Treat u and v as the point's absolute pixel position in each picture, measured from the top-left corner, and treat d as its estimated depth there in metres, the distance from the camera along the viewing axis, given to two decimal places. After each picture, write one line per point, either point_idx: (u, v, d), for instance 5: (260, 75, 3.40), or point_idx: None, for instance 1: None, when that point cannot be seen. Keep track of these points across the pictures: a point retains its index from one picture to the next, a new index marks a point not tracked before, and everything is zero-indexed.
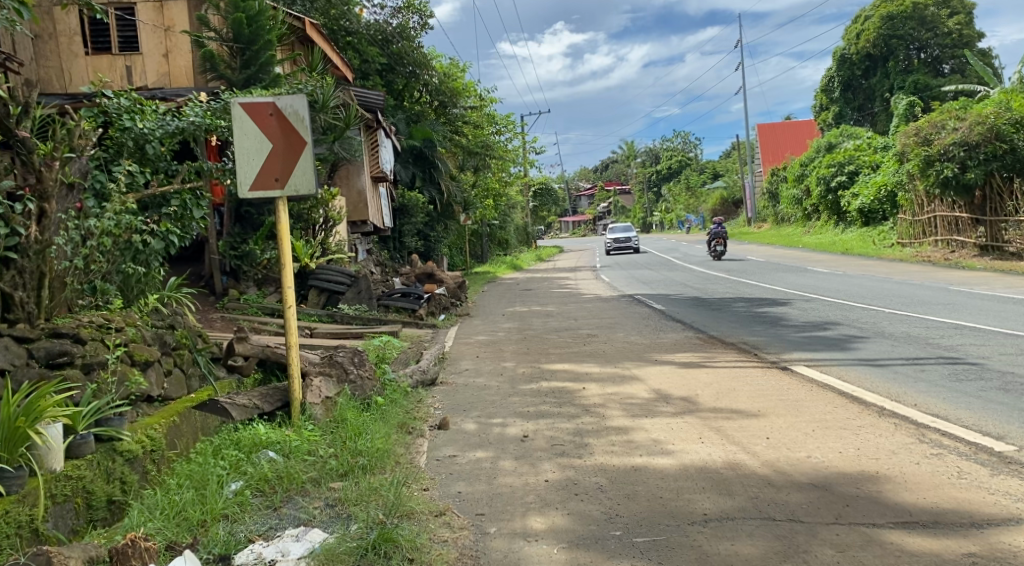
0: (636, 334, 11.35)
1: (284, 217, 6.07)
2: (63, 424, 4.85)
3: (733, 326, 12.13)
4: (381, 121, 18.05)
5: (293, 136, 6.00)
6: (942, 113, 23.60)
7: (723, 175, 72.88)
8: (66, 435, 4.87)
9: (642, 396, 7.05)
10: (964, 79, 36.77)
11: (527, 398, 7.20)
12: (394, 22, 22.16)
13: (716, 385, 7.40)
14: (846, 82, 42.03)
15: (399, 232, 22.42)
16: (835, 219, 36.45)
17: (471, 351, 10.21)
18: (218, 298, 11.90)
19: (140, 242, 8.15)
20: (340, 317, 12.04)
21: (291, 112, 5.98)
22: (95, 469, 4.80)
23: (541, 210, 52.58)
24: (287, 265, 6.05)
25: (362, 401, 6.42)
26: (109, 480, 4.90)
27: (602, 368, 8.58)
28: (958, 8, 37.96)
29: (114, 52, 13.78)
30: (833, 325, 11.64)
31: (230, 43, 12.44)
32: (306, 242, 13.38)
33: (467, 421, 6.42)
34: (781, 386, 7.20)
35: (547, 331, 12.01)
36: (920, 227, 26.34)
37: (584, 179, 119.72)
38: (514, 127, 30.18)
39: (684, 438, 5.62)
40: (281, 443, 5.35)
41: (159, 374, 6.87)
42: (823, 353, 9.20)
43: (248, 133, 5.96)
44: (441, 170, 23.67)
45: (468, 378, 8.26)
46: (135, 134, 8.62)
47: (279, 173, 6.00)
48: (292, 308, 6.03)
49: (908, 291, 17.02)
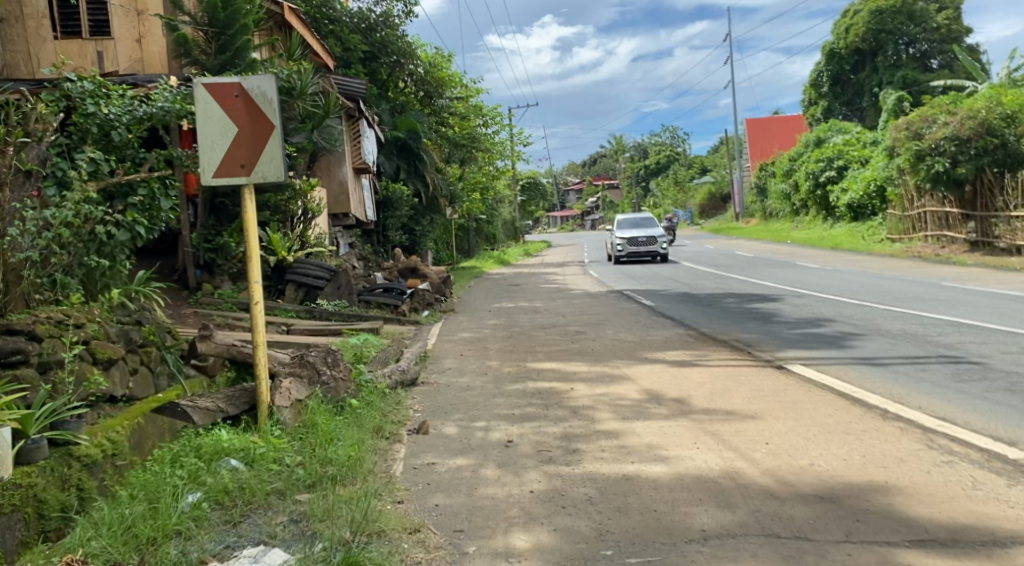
0: (625, 331, 11.00)
1: (251, 206, 5.66)
2: (12, 428, 4.46)
3: (725, 322, 11.80)
4: (364, 111, 17.62)
5: (260, 119, 5.59)
6: (932, 107, 23.36)
7: (711, 169, 72.67)
8: (16, 439, 4.48)
9: (633, 397, 6.67)
10: (953, 74, 36.60)
11: (512, 399, 6.81)
12: (379, 10, 21.73)
13: (710, 386, 7.03)
14: (834, 76, 41.81)
15: (383, 225, 22.04)
16: (823, 214, 36.24)
17: (455, 348, 9.81)
18: (192, 293, 11.48)
19: (104, 233, 7.70)
20: (318, 313, 11.63)
21: (258, 94, 5.58)
22: (47, 476, 4.41)
23: (529, 204, 52.27)
24: (254, 258, 5.64)
25: (335, 404, 6.03)
26: (63, 487, 4.51)
27: (591, 367, 8.22)
28: (946, 3, 37.76)
29: (85, 36, 13.27)
30: (828, 322, 11.32)
31: (205, 28, 12.01)
32: (284, 235, 12.94)
33: (447, 425, 6.03)
34: (778, 387, 6.84)
35: (533, 328, 11.63)
36: (909, 223, 26.16)
37: (571, 173, 119.43)
38: (501, 119, 29.76)
39: (678, 443, 5.25)
40: (244, 450, 4.95)
41: (124, 372, 6.51)
42: (819, 352, 8.85)
43: (212, 116, 5.56)
44: (427, 162, 23.19)
45: (450, 378, 7.88)
46: (100, 120, 8.13)
47: (245, 159, 5.59)
48: (259, 304, 5.62)
49: (900, 287, 16.77)
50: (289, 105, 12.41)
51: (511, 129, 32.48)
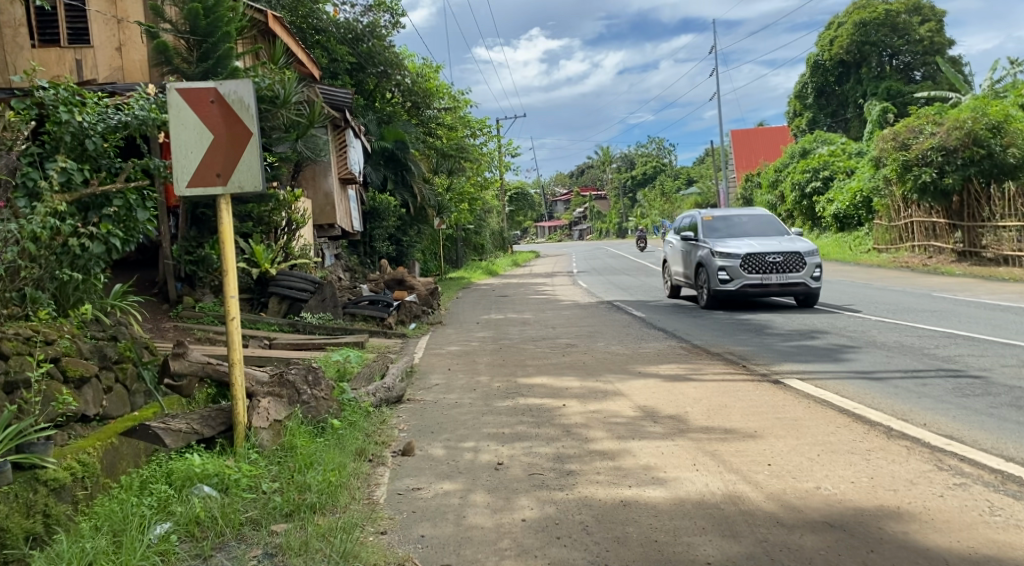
0: (616, 343, 10.74)
1: (228, 217, 5.39)
2: None
3: (717, 334, 11.57)
4: (350, 121, 17.37)
5: (237, 126, 5.32)
6: (919, 118, 23.31)
7: (698, 180, 72.74)
8: None
9: (627, 415, 6.42)
10: (935, 86, 36.70)
11: (501, 417, 6.54)
12: (365, 20, 21.50)
13: (706, 402, 6.79)
14: (819, 88, 41.85)
15: (369, 236, 21.67)
16: (810, 224, 36.19)
17: (442, 363, 9.54)
18: (172, 306, 11.16)
19: (77, 246, 7.35)
20: (302, 327, 11.37)
21: (235, 99, 5.32)
22: (9, 502, 4.22)
23: (517, 214, 52.05)
24: (230, 270, 5.37)
25: (315, 424, 5.76)
26: (28, 513, 4.32)
27: (583, 382, 7.96)
28: (929, 15, 38.01)
29: (63, 44, 12.98)
30: (822, 334, 11.10)
31: (186, 36, 11.72)
32: (267, 246, 12.66)
33: (434, 446, 5.75)
34: (776, 403, 6.61)
35: (522, 341, 11.35)
36: (896, 233, 26.05)
37: (559, 183, 119.20)
38: (488, 130, 29.57)
39: (677, 465, 5.00)
40: (218, 473, 4.69)
41: (97, 391, 6.26)
42: (816, 365, 8.62)
43: (186, 123, 5.29)
44: (414, 173, 22.97)
45: (437, 394, 7.60)
46: (74, 128, 7.76)
47: (221, 167, 5.32)
48: (236, 321, 5.34)
49: (890, 298, 16.61)
50: (272, 114, 12.16)
51: (498, 140, 32.28)
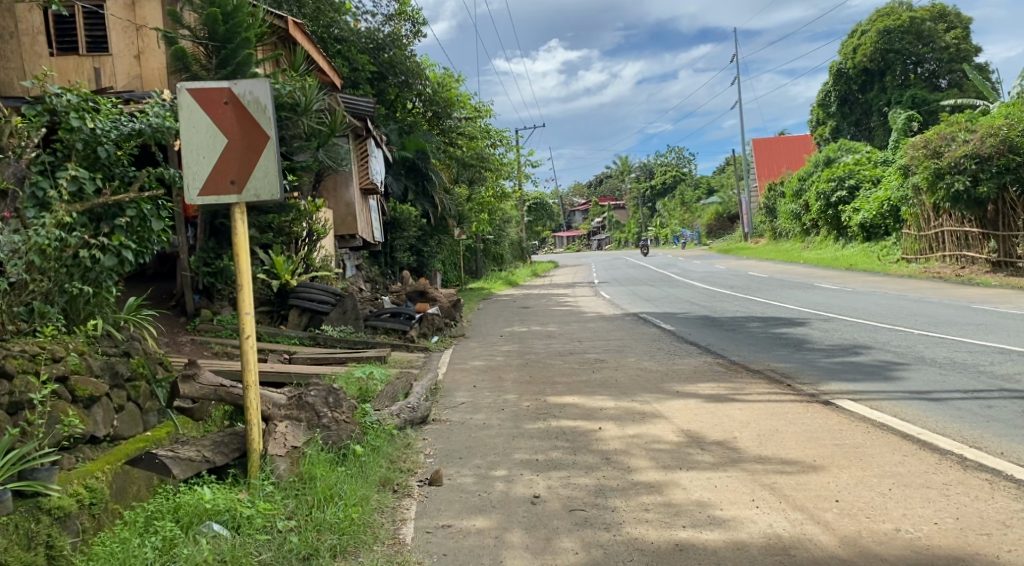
0: (649, 359, 10.26)
1: (243, 228, 4.98)
2: None
3: (753, 350, 11.07)
4: (371, 129, 17.03)
5: (252, 128, 4.92)
6: (951, 125, 22.75)
7: (718, 190, 72.02)
8: None
9: (670, 440, 5.95)
10: (962, 93, 36.00)
11: (534, 442, 6.09)
12: (386, 29, 21.22)
13: (754, 427, 6.30)
14: (842, 96, 41.15)
15: (390, 246, 21.27)
16: (835, 234, 35.49)
17: (467, 379, 9.12)
18: (189, 320, 10.81)
19: (87, 258, 6.99)
20: (323, 340, 10.99)
21: (251, 100, 4.92)
22: (9, 534, 3.99)
23: (536, 225, 51.63)
24: (246, 285, 4.95)
25: (336, 451, 5.30)
26: (30, 545, 4.08)
27: (618, 402, 7.48)
28: (955, 22, 37.34)
29: (81, 52, 12.71)
30: (865, 350, 10.57)
31: (204, 42, 11.41)
32: (287, 257, 12.26)
33: (463, 475, 5.31)
34: (832, 428, 6.13)
35: (549, 356, 10.90)
36: (926, 243, 25.34)
37: (578, 194, 118.57)
38: (508, 141, 29.16)
39: (734, 501, 4.54)
40: (229, 508, 4.32)
41: (108, 410, 5.97)
42: (865, 384, 8.12)
43: (198, 126, 4.90)
44: (435, 183, 22.58)
45: (464, 414, 7.16)
46: (86, 135, 7.41)
47: (235, 174, 4.92)
48: (251, 339, 4.93)
49: (927, 310, 16.04)
50: (293, 122, 11.87)
51: (518, 149, 31.89)
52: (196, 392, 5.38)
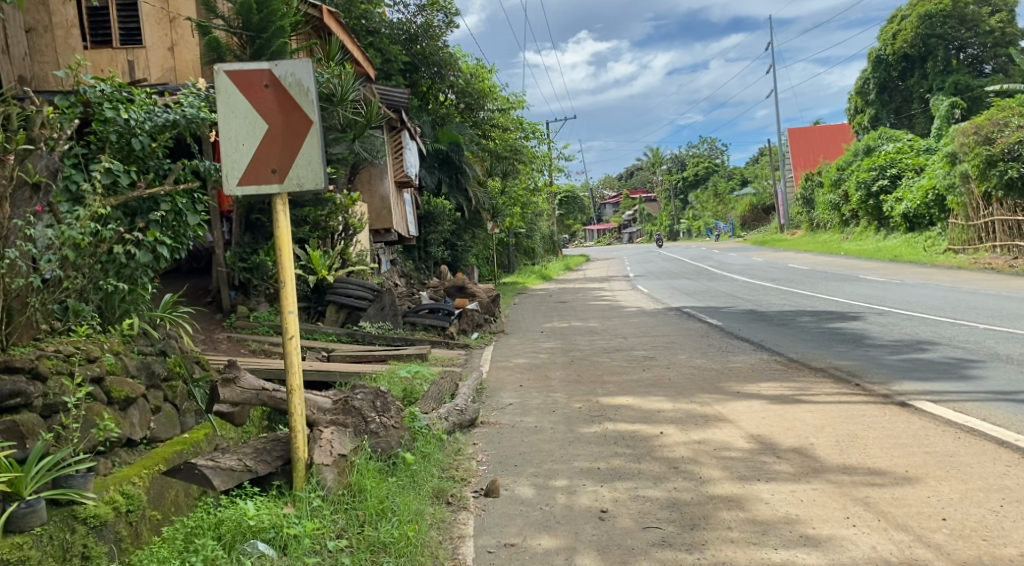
0: (700, 356, 9.79)
1: (285, 220, 4.61)
2: (6, 490, 3.92)
3: (810, 346, 10.56)
4: (406, 121, 16.71)
5: (294, 113, 4.56)
6: (1003, 110, 22.15)
7: (751, 181, 70.87)
8: (9, 503, 3.92)
9: (742, 447, 5.53)
10: (1008, 79, 34.92)
11: (592, 448, 5.68)
12: (419, 20, 20.87)
13: (831, 432, 5.85)
14: (882, 83, 40.00)
15: (424, 240, 20.87)
16: (876, 224, 34.53)
17: (512, 378, 8.72)
18: (226, 316, 10.54)
19: (123, 254, 6.68)
20: (361, 337, 10.66)
21: (292, 83, 4.56)
22: (43, 547, 3.86)
23: (567, 218, 50.93)
24: (289, 281, 4.58)
25: (385, 459, 4.94)
26: (65, 556, 3.97)
27: (677, 404, 7.03)
28: (999, 5, 36.21)
29: (115, 45, 12.46)
30: (932, 346, 10.04)
31: (239, 32, 11.09)
32: (324, 252, 11.94)
33: (521, 485, 4.94)
34: (917, 434, 5.69)
35: (595, 352, 10.47)
36: (975, 233, 24.43)
37: (608, 185, 117.37)
38: (540, 132, 28.63)
39: (825, 519, 4.16)
40: (276, 523, 4.02)
41: (144, 411, 5.73)
42: (941, 384, 7.62)
43: (238, 111, 4.54)
44: (469, 176, 22.00)
45: (513, 416, 6.77)
46: (119, 126, 7.11)
47: (277, 162, 4.56)
48: (296, 341, 4.57)
49: (985, 302, 15.40)
50: (329, 112, 11.56)
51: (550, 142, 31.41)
52: (236, 396, 4.99)
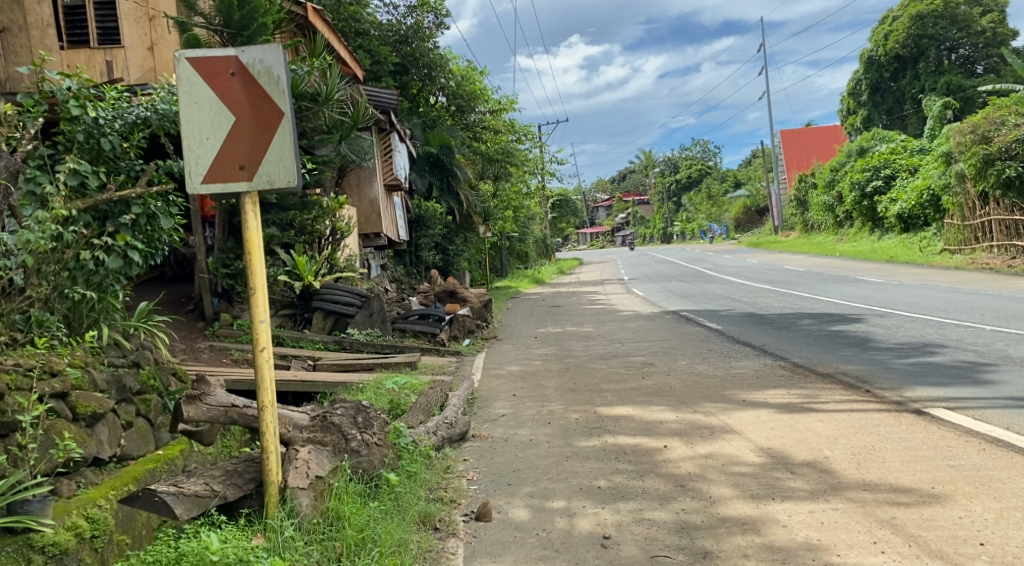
0: (701, 362, 9.40)
1: (255, 221, 4.19)
2: None
3: (814, 350, 10.18)
4: (395, 123, 16.32)
5: (264, 104, 4.16)
6: (1000, 108, 21.79)
7: (744, 184, 70.64)
8: None
9: (751, 462, 5.15)
10: (1000, 79, 34.68)
11: (591, 463, 5.29)
12: (409, 21, 20.53)
13: (846, 444, 5.48)
14: (874, 84, 39.79)
15: (415, 245, 20.42)
16: (870, 225, 34.22)
17: (505, 387, 8.31)
18: (208, 324, 10.11)
19: (92, 261, 6.28)
20: (348, 344, 10.29)
21: (261, 70, 4.16)
22: None
23: (560, 221, 50.59)
24: (261, 289, 4.17)
25: (367, 480, 4.56)
26: None
27: (679, 414, 6.64)
28: (990, 5, 36.01)
29: (93, 45, 12.03)
30: (941, 350, 9.67)
31: (220, 29, 10.68)
32: (309, 257, 11.51)
33: (515, 506, 4.55)
34: (939, 446, 5.34)
35: (591, 359, 10.09)
36: (971, 233, 24.13)
37: (601, 189, 117.07)
38: (533, 135, 28.26)
39: (851, 545, 3.83)
40: (240, 556, 3.71)
41: (115, 427, 5.32)
42: (955, 390, 7.26)
43: (202, 102, 4.16)
44: (460, 178, 21.63)
45: (506, 429, 6.37)
46: (87, 124, 6.66)
47: (245, 158, 4.17)
48: (268, 353, 4.16)
49: (988, 303, 15.05)
50: (314, 113, 11.17)
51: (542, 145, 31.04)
52: (205, 414, 4.58)
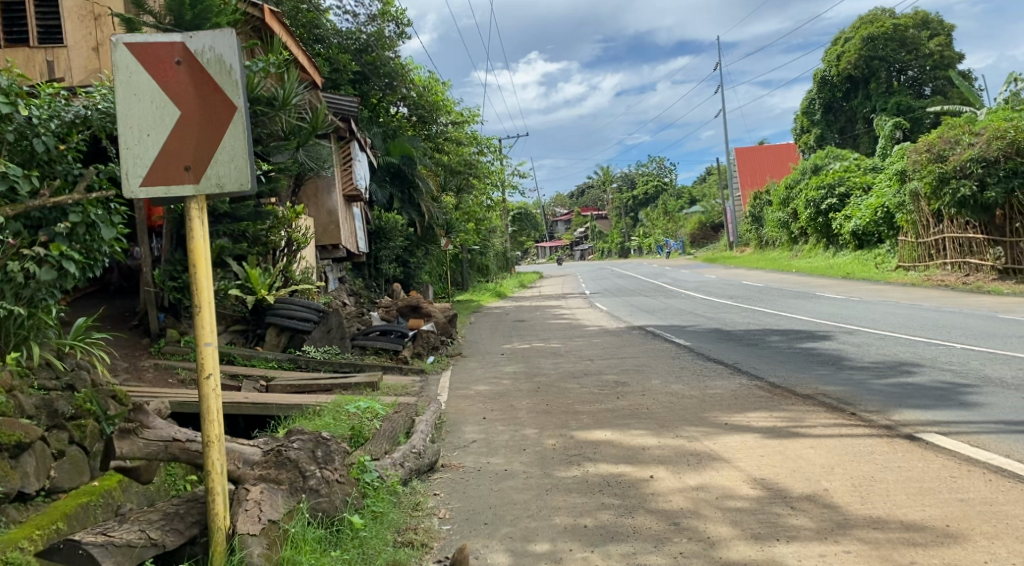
0: (676, 381, 9.02)
1: (203, 230, 3.67)
2: None
3: (789, 369, 9.88)
4: (355, 131, 15.80)
5: (214, 97, 3.65)
6: (954, 127, 21.57)
7: (700, 200, 71.14)
8: None
9: (746, 495, 4.78)
10: (947, 100, 35.20)
11: (573, 497, 4.85)
12: (369, 29, 20.11)
13: (844, 474, 5.13)
14: (827, 103, 40.24)
15: (374, 257, 19.84)
16: (825, 242, 34.45)
17: (474, 410, 7.83)
18: (154, 341, 9.45)
19: (18, 273, 5.73)
20: (304, 363, 9.74)
21: (212, 59, 3.65)
22: None
23: (521, 236, 50.35)
24: (207, 308, 3.65)
25: (327, 524, 4.11)
26: None
27: (662, 439, 6.24)
28: (937, 29, 36.68)
29: (32, 44, 11.32)
30: (917, 369, 9.43)
31: (170, 29, 10.06)
32: (263, 270, 10.91)
33: (493, 551, 4.13)
34: (943, 475, 5.03)
35: (561, 378, 9.65)
36: (925, 250, 24.28)
37: (559, 204, 117.30)
38: (494, 148, 27.91)
39: None
40: None
41: (42, 459, 5.16)
42: (943, 413, 6.96)
43: (142, 92, 3.63)
44: (421, 190, 21.15)
45: (477, 458, 5.90)
46: (19, 124, 6.02)
47: (190, 157, 3.65)
48: (214, 382, 3.66)
49: (953, 321, 14.88)
50: (269, 118, 10.65)
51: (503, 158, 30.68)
52: (139, 451, 4.08)
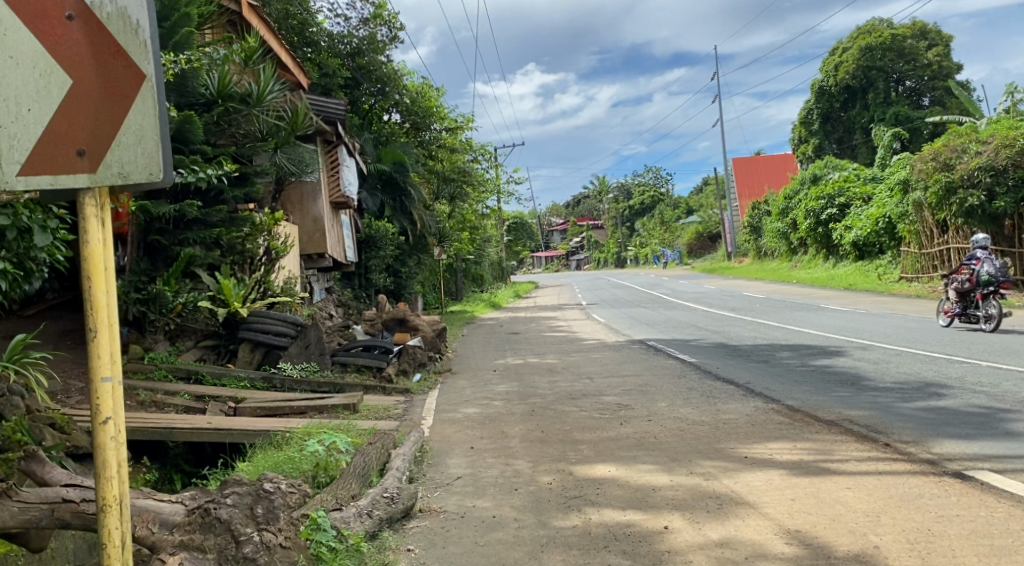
0: (684, 405, 8.21)
1: (101, 232, 2.83)
2: None
3: (806, 390, 9.05)
4: (343, 136, 14.97)
5: (116, 62, 2.85)
6: (960, 135, 20.73)
7: (697, 210, 70.26)
8: None
9: (782, 554, 3.99)
10: (947, 111, 34.55)
11: (574, 557, 4.06)
12: (361, 32, 19.35)
13: (893, 524, 4.34)
14: (825, 114, 39.53)
15: (364, 266, 19.04)
16: (825, 252, 33.68)
17: (461, 437, 6.99)
18: None
19: None
20: (279, 383, 8.91)
21: (113, 14, 2.85)
22: None
23: (518, 246, 49.29)
24: (105, 329, 2.82)
25: None
26: None
27: (674, 477, 5.42)
28: (936, 39, 36.10)
29: None
30: (945, 390, 8.62)
31: None
32: (236, 281, 10.05)
33: None
34: (1012, 526, 4.24)
35: (558, 399, 8.82)
36: (930, 261, 23.48)
37: (555, 213, 116.39)
38: (488, 156, 27.09)
39: None
40: None
41: None
42: (989, 444, 6.14)
43: (21, 54, 2.81)
44: (413, 199, 20.25)
45: (460, 501, 5.07)
46: None
47: (84, 138, 2.84)
48: (114, 424, 2.84)
49: (969, 337, 14.04)
50: (244, 117, 9.91)
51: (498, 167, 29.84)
52: (14, 517, 3.97)
